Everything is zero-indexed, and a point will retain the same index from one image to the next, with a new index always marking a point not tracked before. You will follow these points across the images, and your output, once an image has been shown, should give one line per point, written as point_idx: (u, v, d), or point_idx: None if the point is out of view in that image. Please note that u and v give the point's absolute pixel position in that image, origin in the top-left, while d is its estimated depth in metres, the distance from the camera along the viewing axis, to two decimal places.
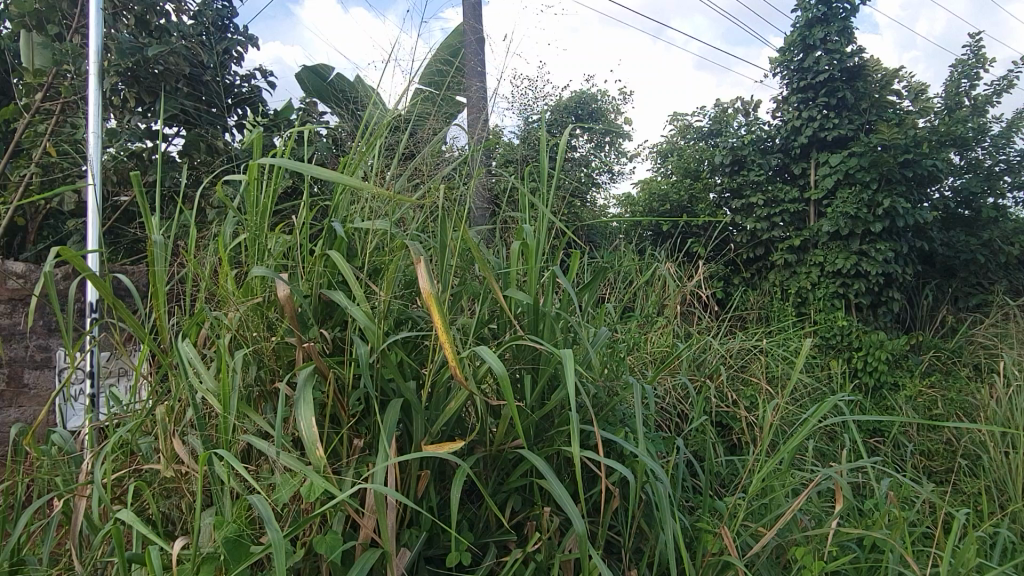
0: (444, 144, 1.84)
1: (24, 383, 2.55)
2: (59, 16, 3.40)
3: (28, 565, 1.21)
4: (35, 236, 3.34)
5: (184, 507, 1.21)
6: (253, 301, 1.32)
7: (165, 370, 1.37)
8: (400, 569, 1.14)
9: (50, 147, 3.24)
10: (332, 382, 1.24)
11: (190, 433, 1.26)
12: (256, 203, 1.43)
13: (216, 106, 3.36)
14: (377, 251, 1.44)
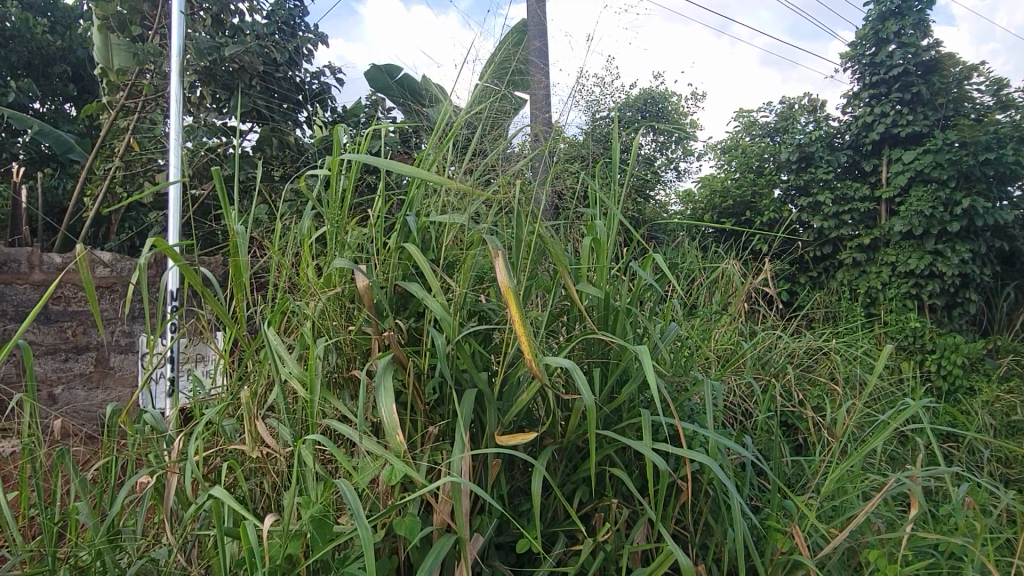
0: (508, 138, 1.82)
1: (111, 366, 2.73)
2: (141, 17, 3.55)
3: (123, 536, 1.28)
4: (118, 229, 3.51)
5: (267, 486, 1.26)
6: (333, 291, 1.36)
7: (249, 356, 1.43)
8: (473, 555, 1.17)
9: (132, 143, 3.39)
10: (410, 372, 1.28)
11: (273, 417, 1.31)
12: (335, 197, 1.47)
13: (288, 103, 3.47)
14: (451, 245, 1.48)
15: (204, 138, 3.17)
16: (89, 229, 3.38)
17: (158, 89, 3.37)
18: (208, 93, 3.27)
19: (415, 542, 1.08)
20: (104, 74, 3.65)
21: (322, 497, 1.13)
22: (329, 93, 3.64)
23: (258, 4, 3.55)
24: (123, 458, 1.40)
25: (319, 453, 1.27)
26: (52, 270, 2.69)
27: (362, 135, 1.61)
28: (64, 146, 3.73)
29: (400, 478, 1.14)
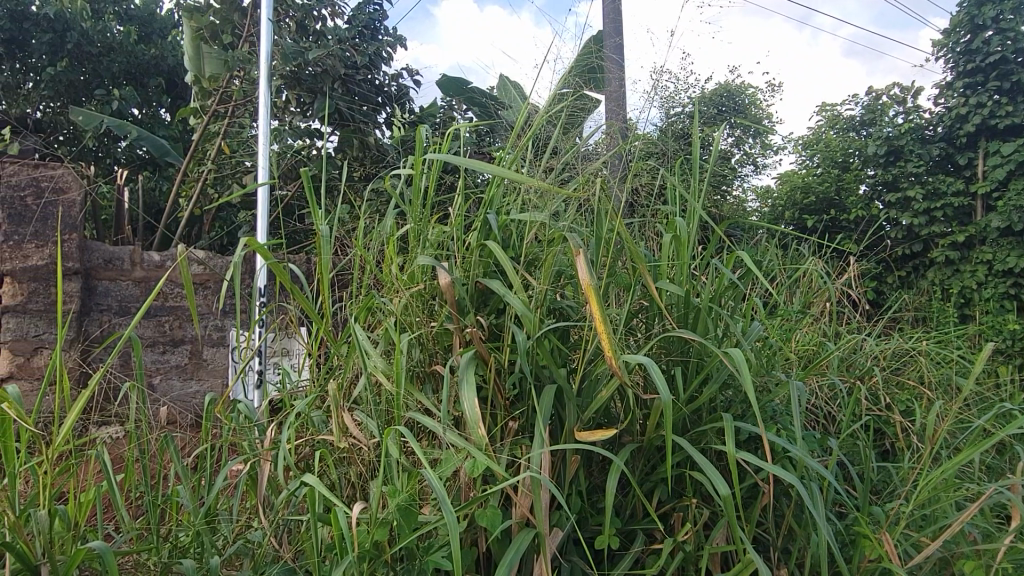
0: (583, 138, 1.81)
1: (204, 359, 2.86)
2: (231, 26, 3.73)
3: (220, 519, 1.33)
4: (210, 228, 3.70)
5: (355, 476, 1.31)
6: (417, 287, 1.40)
7: (336, 350, 1.48)
8: (553, 549, 1.18)
9: (223, 146, 3.55)
10: (492, 367, 1.30)
11: (360, 409, 1.36)
12: (418, 195, 1.51)
13: (368, 105, 3.56)
14: (532, 243, 1.49)
15: (289, 140, 3.30)
16: (184, 229, 3.57)
17: (247, 94, 3.53)
18: (294, 97, 3.40)
19: (497, 533, 1.10)
20: (197, 81, 3.85)
21: (408, 487, 1.16)
22: (408, 94, 3.72)
23: (340, 9, 3.66)
24: (218, 445, 1.47)
25: (403, 445, 1.31)
26: (151, 266, 2.86)
27: (443, 135, 1.64)
28: (160, 150, 3.93)
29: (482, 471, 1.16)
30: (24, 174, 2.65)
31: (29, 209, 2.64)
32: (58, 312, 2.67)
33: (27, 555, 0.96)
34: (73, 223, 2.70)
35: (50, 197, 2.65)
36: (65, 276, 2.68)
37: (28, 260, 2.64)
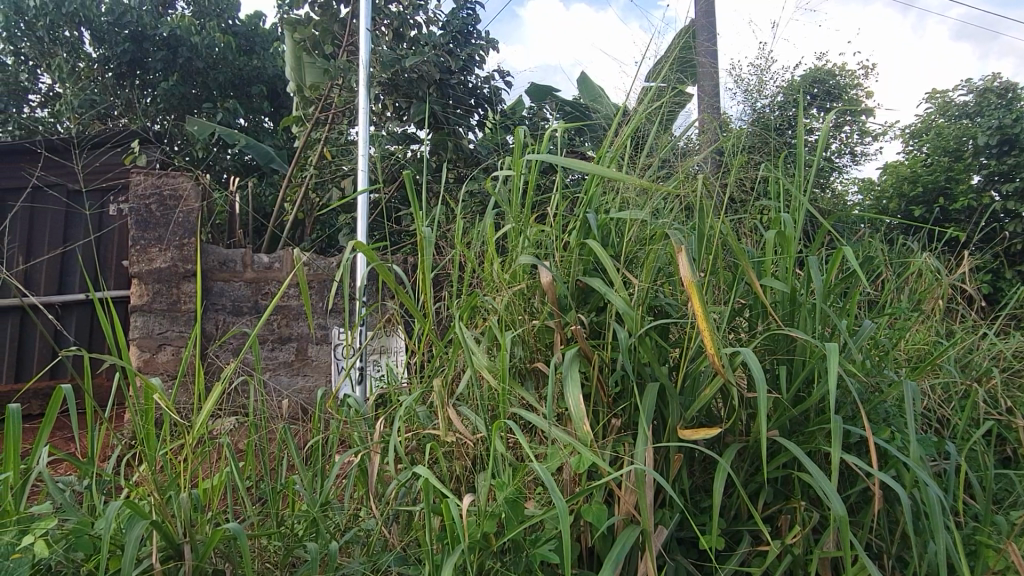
0: (677, 136, 1.80)
1: (309, 356, 3.00)
2: (332, 37, 3.89)
3: (334, 506, 1.39)
4: (312, 231, 3.87)
5: (461, 469, 1.34)
6: (519, 287, 1.43)
7: (441, 347, 1.52)
8: (658, 547, 1.18)
9: (325, 152, 3.70)
10: (595, 365, 1.31)
11: (465, 406, 1.39)
12: (519, 196, 1.53)
13: (462, 108, 3.65)
14: (632, 241, 1.49)
15: (387, 145, 3.41)
16: (289, 232, 3.74)
17: (347, 102, 3.67)
18: (391, 102, 3.51)
19: (602, 528, 1.11)
20: (300, 91, 4.03)
21: (513, 480, 1.19)
22: (499, 96, 3.78)
23: (434, 15, 3.76)
24: (330, 438, 1.53)
25: (508, 441, 1.33)
26: (260, 268, 3.02)
27: (541, 136, 1.66)
28: (266, 157, 4.14)
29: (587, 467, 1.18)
30: (149, 184, 2.86)
31: (154, 216, 2.85)
32: (180, 312, 2.87)
33: (170, 534, 1.05)
34: (192, 228, 2.89)
35: (171, 203, 2.84)
36: (185, 278, 2.87)
37: (153, 263, 2.84)
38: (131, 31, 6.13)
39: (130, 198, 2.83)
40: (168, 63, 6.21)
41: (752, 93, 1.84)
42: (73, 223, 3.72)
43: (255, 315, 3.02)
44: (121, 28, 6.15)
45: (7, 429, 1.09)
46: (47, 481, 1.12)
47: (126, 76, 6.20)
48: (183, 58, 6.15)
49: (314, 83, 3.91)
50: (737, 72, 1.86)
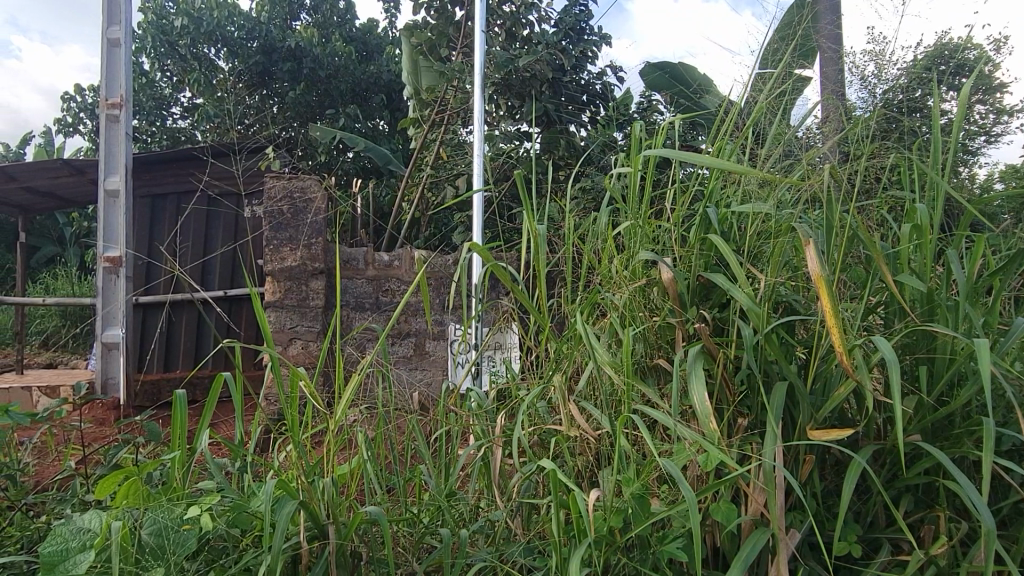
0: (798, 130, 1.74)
1: (427, 351, 3.10)
2: (447, 41, 4.01)
3: (461, 496, 1.43)
4: (429, 229, 3.99)
5: (586, 464, 1.35)
6: (639, 283, 1.42)
7: (561, 343, 1.53)
8: (790, 551, 1.15)
9: (440, 152, 3.82)
10: (719, 362, 1.28)
11: (586, 402, 1.39)
12: (638, 192, 1.51)
13: (574, 105, 3.69)
14: (756, 235, 1.44)
15: (501, 143, 3.47)
16: (407, 230, 3.88)
17: (462, 103, 3.76)
18: (505, 102, 3.59)
19: (731, 526, 1.10)
20: (416, 93, 4.16)
21: (637, 476, 1.19)
22: (611, 92, 3.79)
23: (547, 14, 3.78)
24: (454, 429, 1.58)
25: (630, 437, 1.33)
26: (382, 266, 3.14)
27: (658, 129, 1.63)
28: (384, 158, 4.30)
29: (714, 466, 1.16)
30: (280, 187, 3.04)
31: (286, 218, 3.03)
32: (309, 307, 3.03)
33: (316, 515, 1.13)
34: (319, 229, 3.05)
35: (301, 205, 3.02)
36: (313, 275, 3.04)
37: (285, 262, 3.02)
38: (260, 43, 6.52)
39: (265, 202, 3.02)
40: (293, 73, 6.57)
41: (872, 81, 1.75)
42: (214, 224, 4.01)
43: (376, 311, 3.15)
44: (251, 42, 6.56)
45: (174, 412, 1.21)
46: (208, 460, 1.23)
47: (256, 86, 6.61)
48: (307, 67, 6.50)
49: (430, 86, 4.02)
50: (851, 63, 1.80)
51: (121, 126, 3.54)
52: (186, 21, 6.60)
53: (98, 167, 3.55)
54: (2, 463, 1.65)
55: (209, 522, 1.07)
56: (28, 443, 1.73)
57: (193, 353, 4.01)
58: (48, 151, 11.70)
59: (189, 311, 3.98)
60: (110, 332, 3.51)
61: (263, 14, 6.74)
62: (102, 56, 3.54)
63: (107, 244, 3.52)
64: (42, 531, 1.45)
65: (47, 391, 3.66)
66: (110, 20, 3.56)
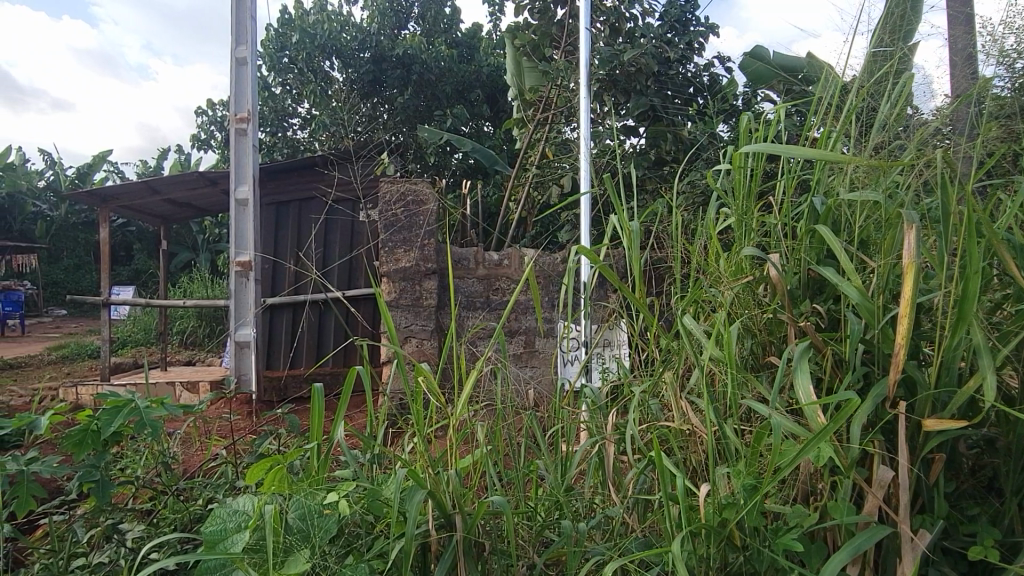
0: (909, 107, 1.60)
1: (537, 349, 3.15)
2: (550, 40, 4.05)
3: (577, 492, 1.45)
4: (535, 228, 4.06)
5: (699, 460, 1.35)
6: (744, 279, 1.38)
7: (669, 341, 1.53)
8: (917, 552, 1.09)
9: (546, 151, 3.87)
10: (830, 358, 1.24)
11: (696, 398, 1.39)
12: (741, 186, 1.46)
13: (680, 97, 3.67)
14: (867, 223, 1.38)
15: (605, 141, 3.51)
16: (514, 230, 3.96)
17: (566, 101, 3.82)
18: (610, 98, 3.60)
19: (852, 525, 1.06)
20: (520, 94, 4.22)
21: (752, 473, 1.17)
22: (719, 82, 3.75)
23: (651, 6, 3.75)
24: (568, 425, 1.61)
25: (742, 434, 1.32)
26: (491, 265, 3.22)
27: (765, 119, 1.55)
28: (491, 159, 4.36)
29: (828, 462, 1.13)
30: (394, 192, 3.16)
31: (399, 220, 3.14)
32: (422, 307, 3.15)
33: (442, 504, 1.19)
34: (431, 231, 3.16)
35: (414, 208, 3.14)
36: (426, 276, 3.16)
37: (399, 263, 3.14)
38: (371, 53, 6.78)
39: (380, 206, 3.14)
40: (402, 79, 6.79)
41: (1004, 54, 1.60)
42: (332, 228, 4.22)
43: (487, 309, 3.24)
44: (363, 52, 6.83)
45: (312, 405, 1.30)
46: (343, 451, 1.31)
47: (367, 94, 6.88)
48: (414, 74, 6.71)
49: (533, 86, 4.09)
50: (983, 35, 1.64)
51: (249, 139, 3.78)
52: (302, 37, 6.95)
53: (230, 178, 3.80)
54: (159, 451, 1.81)
55: (346, 507, 1.15)
56: (179, 434, 1.89)
57: (315, 352, 4.22)
58: (182, 165, 12.63)
59: (312, 311, 4.20)
60: (242, 332, 3.74)
61: (374, 25, 7.00)
62: (231, 74, 3.79)
63: (238, 249, 3.76)
64: (196, 514, 1.59)
65: (188, 386, 3.97)
66: (238, 39, 3.81)
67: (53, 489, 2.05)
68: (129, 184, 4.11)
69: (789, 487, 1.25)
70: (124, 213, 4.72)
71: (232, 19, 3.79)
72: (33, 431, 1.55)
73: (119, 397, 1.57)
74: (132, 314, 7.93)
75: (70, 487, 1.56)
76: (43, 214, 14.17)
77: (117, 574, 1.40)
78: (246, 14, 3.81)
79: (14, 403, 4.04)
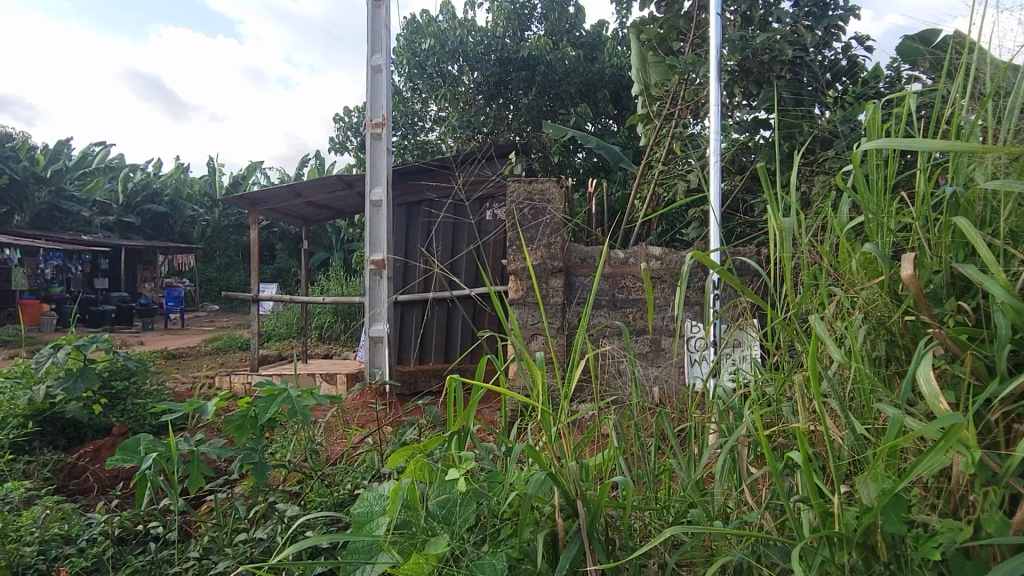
0: None
1: (665, 349, 3.14)
2: (678, 33, 3.97)
3: (710, 494, 1.42)
4: (660, 226, 4.02)
5: (836, 466, 1.29)
6: (878, 280, 1.29)
7: (800, 341, 1.46)
8: None
9: (672, 147, 3.81)
10: (975, 360, 1.13)
11: (831, 401, 1.33)
12: (873, 182, 1.34)
13: (817, 84, 3.53)
14: (1014, 214, 1.25)
15: (736, 133, 3.53)
16: (638, 228, 3.94)
17: (693, 96, 3.76)
18: (741, 89, 3.59)
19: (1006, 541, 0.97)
20: (646, 90, 4.18)
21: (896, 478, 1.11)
22: (860, 66, 3.56)
23: None
24: (698, 426, 1.57)
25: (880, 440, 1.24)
26: (617, 263, 3.21)
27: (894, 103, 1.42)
28: (615, 157, 4.34)
29: (978, 470, 1.04)
30: (522, 191, 3.22)
31: (526, 219, 3.21)
32: (549, 305, 3.21)
33: (573, 494, 1.20)
34: (556, 229, 3.19)
35: (541, 207, 3.19)
36: (553, 274, 3.20)
37: (526, 261, 3.20)
38: (497, 56, 6.91)
39: (509, 205, 3.21)
40: (527, 81, 6.90)
41: None
42: (459, 228, 4.35)
43: (612, 307, 3.24)
44: (489, 55, 6.98)
45: (449, 395, 1.39)
46: (478, 442, 1.37)
47: (493, 96, 7.04)
48: (539, 75, 6.79)
49: (660, 81, 4.04)
50: None
51: (383, 143, 3.96)
52: (433, 43, 7.20)
53: (365, 180, 3.99)
54: (307, 438, 1.95)
55: (476, 494, 1.19)
56: (324, 424, 2.02)
57: (443, 349, 4.35)
58: (320, 169, 13.39)
59: (440, 308, 4.35)
60: (377, 327, 3.92)
61: (499, 28, 7.14)
62: (367, 81, 3.98)
63: (374, 249, 3.95)
64: (340, 498, 1.70)
65: (327, 378, 4.21)
66: (374, 48, 4.00)
67: (216, 468, 2.25)
68: (276, 188, 4.40)
69: (939, 498, 1.16)
70: (270, 216, 5.08)
71: (368, 28, 3.98)
72: (201, 416, 1.71)
73: (274, 386, 1.71)
74: (277, 310, 8.51)
75: (233, 467, 1.71)
76: (200, 216, 15.44)
77: (274, 550, 1.51)
78: (381, 22, 3.99)
79: (178, 390, 4.43)
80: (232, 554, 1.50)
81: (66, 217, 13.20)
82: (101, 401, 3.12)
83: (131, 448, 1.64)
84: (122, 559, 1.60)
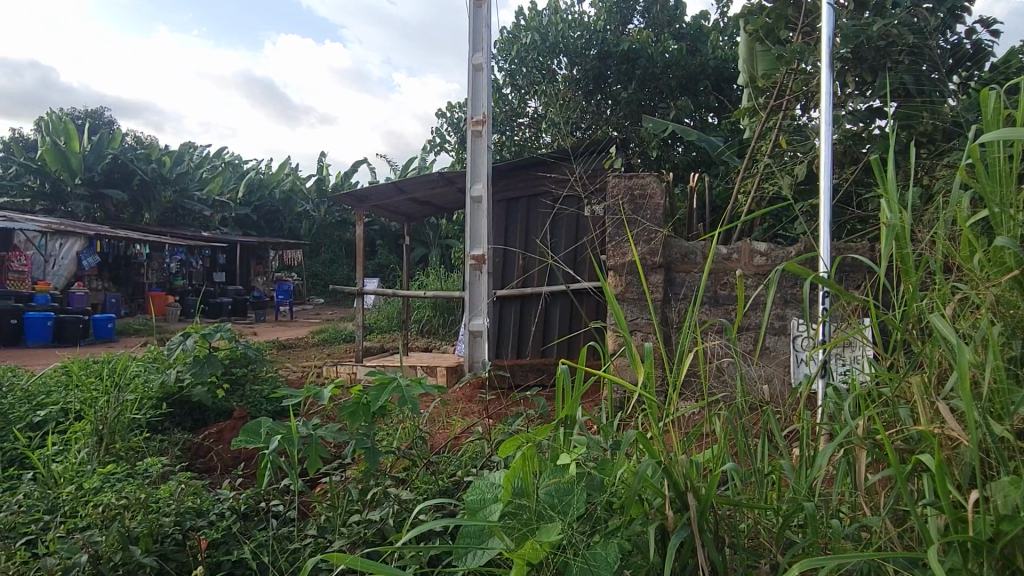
0: None
1: (770, 347, 3.06)
2: (786, 21, 3.82)
3: (822, 495, 1.38)
4: (764, 221, 3.91)
5: (962, 470, 1.22)
6: (1009, 276, 1.20)
7: (920, 340, 1.39)
8: None
9: (779, 140, 3.68)
10: None
11: (956, 402, 1.25)
12: (1001, 172, 1.25)
13: (939, 71, 3.34)
14: None
15: (848, 124, 3.39)
16: (741, 223, 3.85)
17: (802, 85, 3.62)
18: (854, 78, 3.44)
19: None
20: (752, 81, 4.06)
21: None
22: (988, 50, 3.35)
23: None
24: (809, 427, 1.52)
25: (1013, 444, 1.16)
26: (721, 259, 3.15)
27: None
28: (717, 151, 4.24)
29: None
30: (622, 185, 3.20)
31: (627, 214, 3.19)
32: (650, 300, 3.19)
33: (679, 486, 1.19)
34: (657, 224, 3.15)
35: (642, 203, 3.17)
36: (653, 270, 3.17)
37: (626, 257, 3.19)
38: (597, 51, 6.86)
39: (609, 200, 3.20)
40: (627, 75, 6.82)
41: None
42: (557, 223, 4.37)
43: (714, 304, 3.19)
44: (589, 50, 6.94)
45: (557, 385, 1.40)
46: (583, 434, 1.37)
47: (592, 92, 7.01)
48: (639, 68, 6.69)
49: (766, 72, 3.92)
50: None
51: (483, 140, 4.02)
52: (535, 39, 7.21)
53: (466, 178, 4.06)
54: (414, 427, 2.02)
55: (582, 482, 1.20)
56: (429, 414, 2.09)
57: (540, 343, 4.39)
58: (420, 167, 13.73)
59: (537, 303, 4.38)
60: (476, 321, 4.00)
61: (600, 21, 7.09)
62: (469, 79, 4.05)
63: (473, 245, 4.03)
64: (447, 485, 1.75)
65: (429, 370, 4.32)
66: (475, 47, 4.06)
67: (330, 452, 2.37)
68: (380, 185, 4.55)
69: None
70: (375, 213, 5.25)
71: (470, 29, 4.05)
72: (317, 401, 1.80)
73: (385, 376, 1.81)
74: (379, 303, 8.82)
75: (346, 452, 1.79)
76: (307, 212, 16.11)
77: (387, 533, 1.58)
78: (482, 22, 4.05)
79: (290, 379, 4.67)
80: (347, 534, 1.57)
81: (188, 215, 14.09)
82: (224, 386, 3.34)
83: (254, 430, 1.74)
84: (247, 533, 1.73)
